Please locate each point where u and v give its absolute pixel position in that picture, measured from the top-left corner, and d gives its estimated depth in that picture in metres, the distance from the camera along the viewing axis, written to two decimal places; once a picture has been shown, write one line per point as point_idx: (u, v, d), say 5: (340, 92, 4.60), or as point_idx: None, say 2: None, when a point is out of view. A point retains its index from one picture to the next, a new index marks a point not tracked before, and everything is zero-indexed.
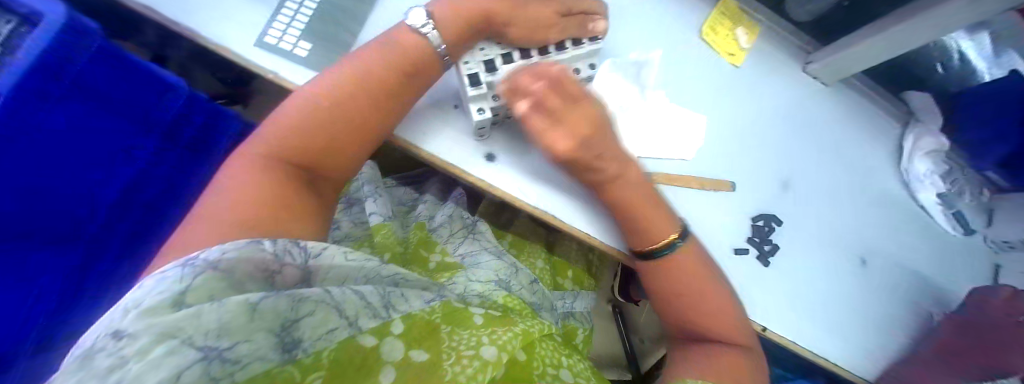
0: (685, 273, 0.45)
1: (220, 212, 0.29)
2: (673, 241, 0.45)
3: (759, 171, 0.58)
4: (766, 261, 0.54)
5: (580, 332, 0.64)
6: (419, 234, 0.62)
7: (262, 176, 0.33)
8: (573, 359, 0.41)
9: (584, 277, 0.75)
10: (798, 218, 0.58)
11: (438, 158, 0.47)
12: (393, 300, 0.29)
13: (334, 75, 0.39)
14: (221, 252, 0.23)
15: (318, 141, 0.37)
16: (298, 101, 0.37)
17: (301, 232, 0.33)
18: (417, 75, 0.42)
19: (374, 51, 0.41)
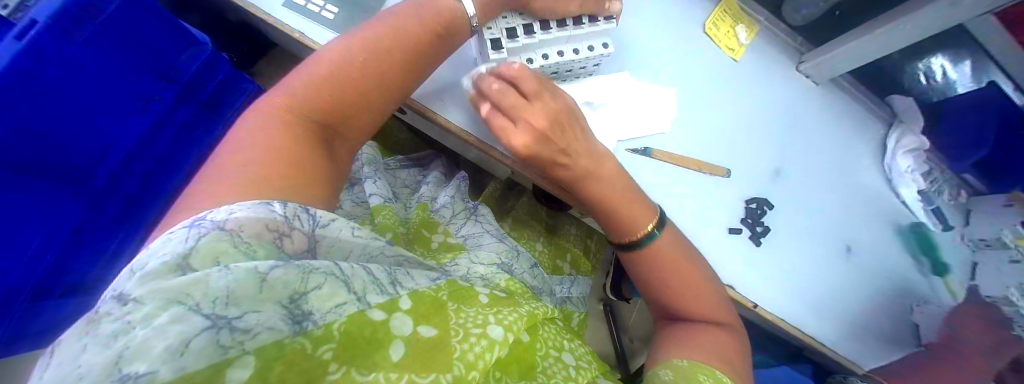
0: (668, 256, 0.47)
1: (250, 163, 0.28)
2: (652, 231, 0.46)
3: (753, 162, 0.60)
4: (757, 241, 0.56)
5: (576, 315, 0.64)
6: (420, 214, 0.60)
7: (293, 130, 0.32)
8: (575, 343, 0.41)
9: (580, 261, 0.75)
10: (789, 206, 0.59)
11: (455, 127, 0.48)
12: (400, 279, 0.29)
13: (360, 33, 0.38)
14: (229, 214, 0.22)
15: (349, 98, 0.36)
16: (330, 54, 0.36)
17: (326, 192, 0.31)
18: (447, 39, 0.42)
19: (409, 10, 0.41)
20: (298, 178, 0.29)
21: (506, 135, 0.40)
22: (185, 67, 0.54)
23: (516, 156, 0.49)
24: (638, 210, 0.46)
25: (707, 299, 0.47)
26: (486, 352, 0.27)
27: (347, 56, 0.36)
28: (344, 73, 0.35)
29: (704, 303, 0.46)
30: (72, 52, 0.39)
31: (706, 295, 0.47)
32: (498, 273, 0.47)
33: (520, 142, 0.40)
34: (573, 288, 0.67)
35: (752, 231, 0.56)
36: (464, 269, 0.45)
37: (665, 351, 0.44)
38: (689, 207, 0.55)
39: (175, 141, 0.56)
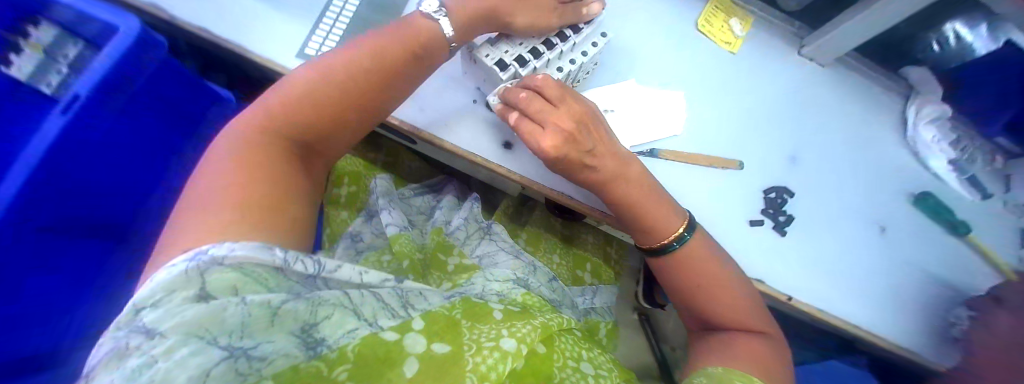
0: (701, 262, 0.45)
1: (226, 183, 0.30)
2: (679, 236, 0.45)
3: (765, 152, 0.58)
4: (782, 231, 0.54)
5: (602, 326, 0.63)
6: (436, 238, 0.62)
7: (269, 151, 0.34)
8: (594, 352, 0.40)
9: (602, 270, 0.74)
10: (811, 192, 0.57)
11: (461, 148, 0.48)
12: (411, 301, 0.30)
13: (334, 53, 0.39)
14: (231, 250, 0.22)
15: (324, 120, 0.38)
16: (307, 75, 0.37)
17: (301, 210, 0.34)
18: (426, 61, 0.43)
19: (391, 32, 0.42)
20: (275, 201, 0.31)
21: (535, 140, 0.41)
22: (212, 121, 0.59)
23: (520, 169, 0.49)
24: (664, 215, 0.45)
25: (742, 303, 0.45)
26: (499, 362, 0.27)
27: (319, 75, 0.37)
28: (316, 92, 0.37)
29: (738, 308, 0.45)
30: (113, 120, 0.41)
31: (740, 300, 0.45)
32: (514, 289, 0.48)
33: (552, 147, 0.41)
34: (595, 299, 0.66)
35: (774, 221, 0.54)
36: (479, 287, 0.46)
37: (701, 361, 0.43)
38: (704, 204, 0.54)
39: None
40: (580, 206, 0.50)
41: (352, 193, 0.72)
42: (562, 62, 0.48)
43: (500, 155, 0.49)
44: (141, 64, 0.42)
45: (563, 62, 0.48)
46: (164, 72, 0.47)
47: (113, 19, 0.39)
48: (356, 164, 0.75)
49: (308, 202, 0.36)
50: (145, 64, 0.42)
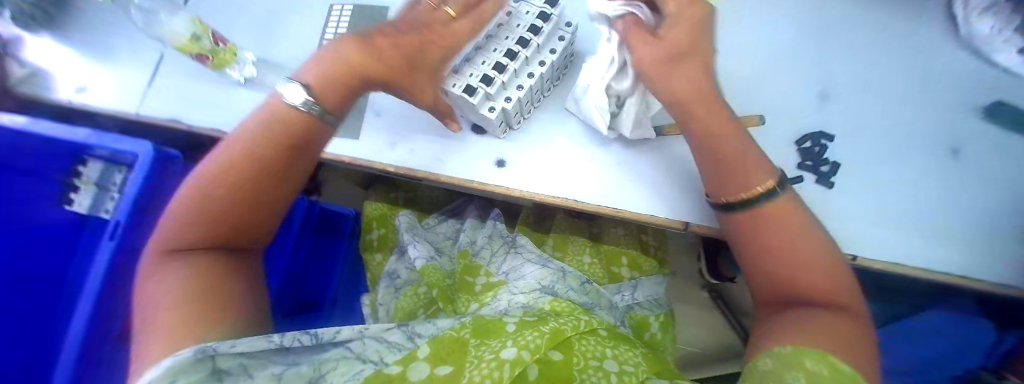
0: (792, 222, 0.36)
1: (153, 320, 0.32)
2: (773, 188, 0.36)
3: (789, 97, 0.52)
4: (829, 183, 0.48)
5: (652, 320, 0.60)
6: (463, 261, 0.64)
7: (185, 276, 0.35)
8: (622, 349, 0.38)
9: (641, 261, 0.69)
10: (852, 129, 0.51)
11: (458, 178, 0.51)
12: (417, 329, 0.35)
13: (207, 163, 0.40)
14: (232, 344, 0.25)
15: (230, 228, 0.39)
16: (195, 193, 0.38)
17: (236, 316, 0.36)
18: (307, 146, 0.42)
19: (243, 130, 0.41)
20: (198, 320, 0.33)
21: (673, 84, 0.40)
22: None
23: (521, 186, 0.50)
24: (746, 167, 0.38)
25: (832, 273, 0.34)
26: (494, 372, 0.29)
27: (200, 190, 0.39)
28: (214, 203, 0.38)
29: (829, 280, 0.34)
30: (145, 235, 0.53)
31: (829, 267, 0.35)
32: (541, 299, 0.47)
33: (682, 89, 0.40)
34: (638, 293, 0.62)
35: (816, 173, 0.49)
36: (503, 304, 0.47)
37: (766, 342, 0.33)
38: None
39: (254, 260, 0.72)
40: (586, 206, 0.49)
41: (383, 235, 0.79)
42: (529, 67, 0.48)
43: (495, 172, 0.51)
44: (163, 178, 0.52)
45: (530, 67, 0.48)
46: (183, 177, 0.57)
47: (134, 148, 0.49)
48: (384, 208, 0.81)
49: (245, 303, 0.38)
50: (168, 177, 0.53)
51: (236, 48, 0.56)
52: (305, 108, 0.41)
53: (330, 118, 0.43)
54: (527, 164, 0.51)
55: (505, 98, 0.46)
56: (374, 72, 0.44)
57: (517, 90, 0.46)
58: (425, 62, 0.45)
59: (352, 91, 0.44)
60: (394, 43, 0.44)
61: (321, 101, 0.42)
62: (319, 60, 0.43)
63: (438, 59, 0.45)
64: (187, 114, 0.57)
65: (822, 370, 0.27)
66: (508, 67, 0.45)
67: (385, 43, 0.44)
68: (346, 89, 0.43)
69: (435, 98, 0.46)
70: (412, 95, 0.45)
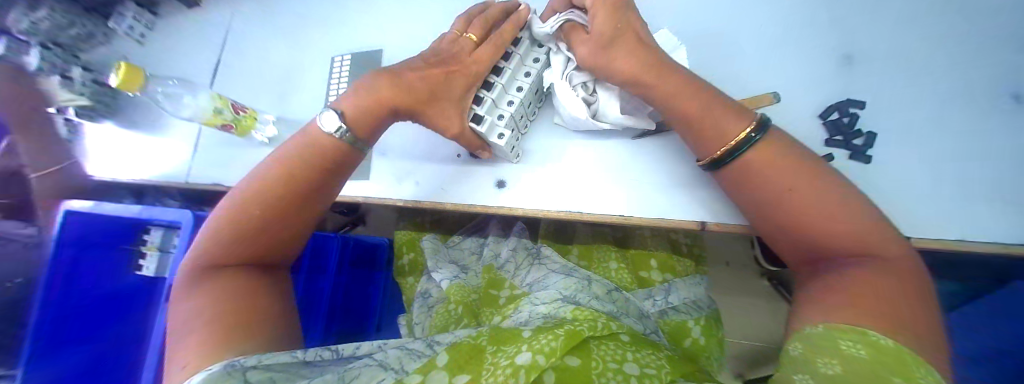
0: (780, 168, 0.35)
1: (200, 321, 0.36)
2: (745, 137, 0.37)
3: (807, 71, 0.50)
4: (866, 157, 0.45)
5: (693, 326, 0.56)
6: (488, 276, 0.64)
7: (228, 285, 0.40)
8: (644, 352, 0.37)
9: (674, 261, 0.64)
10: (882, 94, 0.47)
11: (466, 205, 0.55)
12: (436, 339, 0.37)
13: (249, 182, 0.45)
14: (259, 360, 0.30)
15: (267, 240, 0.44)
16: (235, 211, 0.44)
17: (274, 320, 0.40)
18: (338, 167, 0.47)
19: (286, 151, 0.46)
20: (243, 321, 0.37)
21: (616, 65, 0.43)
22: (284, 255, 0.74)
23: (524, 204, 0.52)
24: (721, 120, 0.39)
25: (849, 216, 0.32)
26: (509, 378, 0.28)
27: (241, 208, 0.44)
28: (253, 220, 0.43)
29: (848, 225, 0.32)
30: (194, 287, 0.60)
31: (836, 204, 0.33)
32: (563, 307, 0.46)
33: (628, 67, 0.42)
34: (672, 297, 0.59)
35: (848, 148, 0.46)
36: (525, 314, 0.46)
37: (804, 314, 0.33)
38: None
39: (304, 301, 0.78)
40: (592, 217, 0.50)
41: (413, 259, 0.81)
42: (519, 80, 0.51)
43: (497, 194, 0.54)
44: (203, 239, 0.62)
45: (520, 80, 0.51)
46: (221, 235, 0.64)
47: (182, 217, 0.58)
48: (410, 233, 0.84)
49: (280, 309, 0.42)
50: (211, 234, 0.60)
51: (253, 115, 0.68)
52: (337, 135, 0.46)
53: (364, 146, 0.49)
54: (533, 180, 0.53)
55: (499, 115, 0.49)
56: (408, 107, 0.48)
57: (509, 106, 0.49)
58: (451, 92, 0.48)
59: (383, 122, 0.49)
60: (422, 76, 0.47)
61: (353, 131, 0.47)
62: (356, 94, 0.48)
63: (464, 89, 0.48)
64: (226, 176, 0.72)
65: (860, 354, 0.26)
66: (495, 86, 0.49)
67: (416, 78, 0.47)
68: (377, 121, 0.48)
69: (461, 128, 0.48)
70: (438, 126, 0.49)
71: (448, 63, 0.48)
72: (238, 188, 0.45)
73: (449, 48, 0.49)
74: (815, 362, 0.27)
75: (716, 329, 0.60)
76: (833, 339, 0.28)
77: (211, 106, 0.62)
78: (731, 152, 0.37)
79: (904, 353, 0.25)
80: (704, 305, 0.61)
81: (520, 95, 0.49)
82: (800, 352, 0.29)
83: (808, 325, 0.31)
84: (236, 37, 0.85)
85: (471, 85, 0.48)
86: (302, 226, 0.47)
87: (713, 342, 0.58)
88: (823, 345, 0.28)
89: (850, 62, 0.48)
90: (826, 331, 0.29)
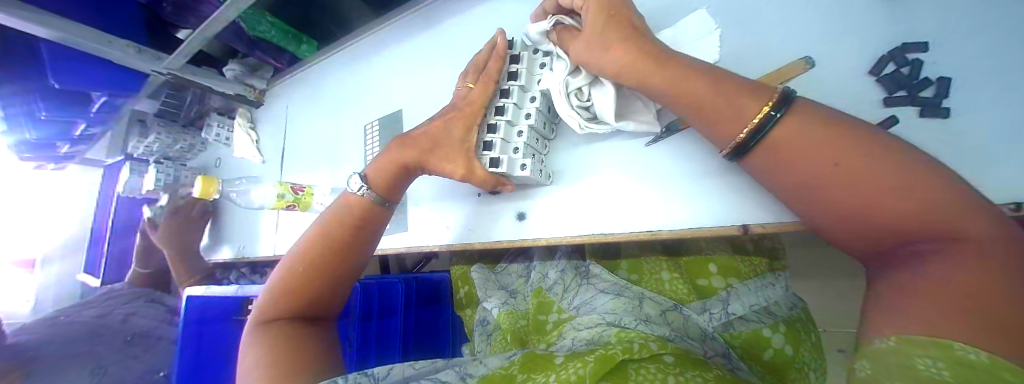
0: (813, 147, 0.29)
1: (265, 365, 0.44)
2: (767, 116, 0.32)
3: (848, 19, 0.42)
4: (943, 111, 0.36)
5: (767, 333, 0.50)
6: (537, 299, 0.64)
7: (288, 332, 0.48)
8: (688, 375, 0.35)
9: (737, 264, 0.58)
10: (952, 27, 0.37)
11: (505, 241, 0.56)
12: (469, 371, 0.39)
13: (297, 247, 0.54)
14: None
15: (319, 291, 0.52)
16: (293, 269, 0.53)
17: (327, 359, 0.47)
18: (369, 222, 0.55)
19: (328, 213, 0.55)
20: (301, 365, 0.44)
21: (609, 56, 0.41)
22: (354, 305, 0.83)
23: (545, 234, 0.54)
24: (734, 102, 0.34)
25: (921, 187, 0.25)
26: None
27: (297, 267, 0.53)
28: (307, 279, 0.52)
29: (919, 199, 0.25)
30: None
31: (899, 179, 0.26)
32: (606, 331, 0.46)
33: (620, 61, 0.40)
34: (733, 306, 0.53)
35: (916, 103, 0.37)
36: (570, 341, 0.48)
37: (877, 321, 0.27)
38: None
39: (378, 345, 0.84)
40: (616, 237, 0.49)
41: (468, 292, 0.84)
42: (524, 108, 0.52)
43: (519, 226, 0.56)
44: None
45: (524, 109, 0.52)
46: None
47: None
48: (463, 266, 0.87)
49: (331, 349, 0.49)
50: None
51: (309, 191, 0.80)
52: (362, 193, 0.54)
53: (388, 203, 0.56)
54: (548, 210, 0.54)
55: (513, 149, 0.50)
56: (416, 161, 0.53)
57: (518, 139, 0.50)
58: (450, 137, 0.51)
59: (399, 180, 0.55)
60: (424, 133, 0.52)
61: (376, 190, 0.55)
62: (379, 160, 0.55)
63: (463, 130, 0.50)
64: None
65: (943, 375, 0.21)
66: (499, 126, 0.50)
67: (419, 134, 0.53)
68: (394, 180, 0.55)
69: (468, 166, 0.50)
70: (444, 169, 0.52)
71: (440, 117, 0.52)
72: (290, 255, 0.55)
73: (454, 100, 0.53)
74: None
75: (805, 334, 0.53)
76: (908, 360, 0.23)
77: (276, 192, 0.75)
78: (753, 135, 0.32)
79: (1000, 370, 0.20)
80: (781, 309, 0.54)
81: (526, 125, 0.50)
82: (868, 374, 0.25)
83: (878, 338, 0.26)
84: (293, 121, 0.99)
85: (470, 125, 0.50)
86: (346, 279, 0.55)
87: (802, 348, 0.51)
88: (894, 365, 0.24)
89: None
90: (900, 348, 0.24)
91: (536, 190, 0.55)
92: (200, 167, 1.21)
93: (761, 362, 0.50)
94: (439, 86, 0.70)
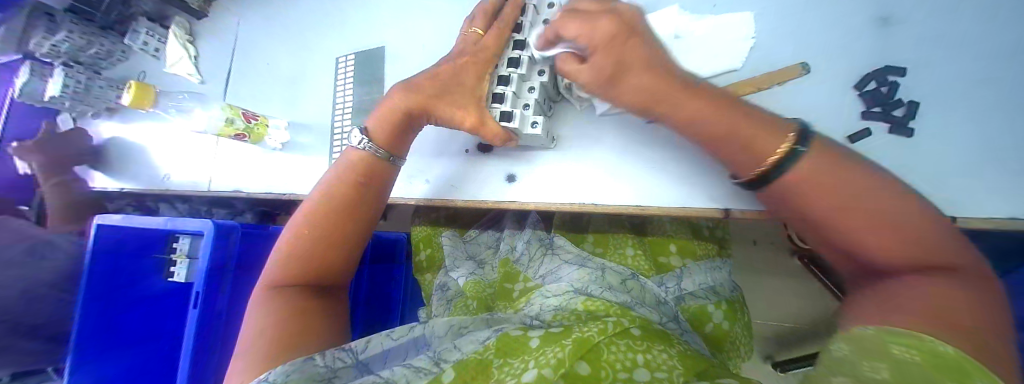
0: (831, 180, 0.29)
1: (254, 343, 0.40)
2: (789, 150, 0.31)
3: (840, 34, 0.44)
4: (907, 130, 0.40)
5: (712, 309, 0.54)
6: (504, 269, 0.64)
7: (274, 306, 0.44)
8: (657, 351, 0.36)
9: (695, 246, 0.62)
10: (924, 57, 0.41)
11: (495, 202, 0.54)
12: (443, 356, 0.37)
13: (299, 213, 0.50)
14: (280, 373, 0.34)
15: (315, 261, 0.48)
16: (288, 237, 0.49)
17: (319, 334, 0.42)
18: (371, 184, 0.51)
19: (330, 173, 0.51)
20: (293, 342, 0.40)
21: (628, 96, 0.39)
22: None
23: (533, 199, 0.53)
24: (754, 142, 0.33)
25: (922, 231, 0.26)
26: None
27: (295, 231, 0.49)
28: (306, 244, 0.48)
29: (905, 231, 0.26)
30: (222, 294, 0.64)
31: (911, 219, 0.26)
32: (573, 299, 0.48)
33: (641, 89, 0.37)
34: (685, 283, 0.57)
35: (888, 119, 0.40)
36: (537, 308, 0.49)
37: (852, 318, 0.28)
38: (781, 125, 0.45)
39: None
40: (607, 207, 0.49)
41: (430, 254, 0.81)
42: (538, 65, 0.49)
43: (506, 188, 0.54)
44: (227, 244, 0.65)
45: (538, 64, 0.49)
46: (243, 241, 0.69)
47: (200, 226, 0.63)
48: (426, 227, 0.84)
49: (324, 318, 0.44)
50: (232, 240, 0.65)
51: (262, 121, 0.73)
52: (363, 148, 0.51)
53: (394, 159, 0.52)
54: (544, 183, 0.52)
55: (524, 104, 0.48)
56: (421, 107, 0.48)
57: (530, 94, 0.48)
58: (462, 83, 0.48)
59: (403, 129, 0.51)
60: (431, 77, 0.48)
61: (378, 144, 0.51)
62: (381, 109, 0.50)
63: (476, 77, 0.48)
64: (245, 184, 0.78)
65: (916, 360, 0.21)
66: (512, 78, 0.47)
67: (425, 79, 0.48)
68: (399, 132, 0.51)
69: (479, 117, 0.47)
70: (454, 116, 0.48)
71: (450, 61, 0.49)
72: (291, 220, 0.51)
73: (461, 46, 0.49)
74: (859, 366, 0.23)
75: (740, 313, 0.59)
76: (885, 343, 0.23)
77: (224, 116, 0.69)
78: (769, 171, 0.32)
79: (966, 363, 0.20)
80: (724, 289, 0.59)
81: (539, 81, 0.48)
82: (844, 354, 0.25)
83: (857, 327, 0.26)
84: (244, 44, 0.86)
85: (483, 73, 0.48)
86: (348, 249, 0.50)
87: (738, 325, 0.57)
88: (870, 348, 0.24)
89: (894, 23, 0.42)
90: (878, 335, 0.24)
91: (535, 155, 0.54)
92: (120, 80, 1.03)
93: (703, 333, 0.54)
94: (427, 30, 0.64)
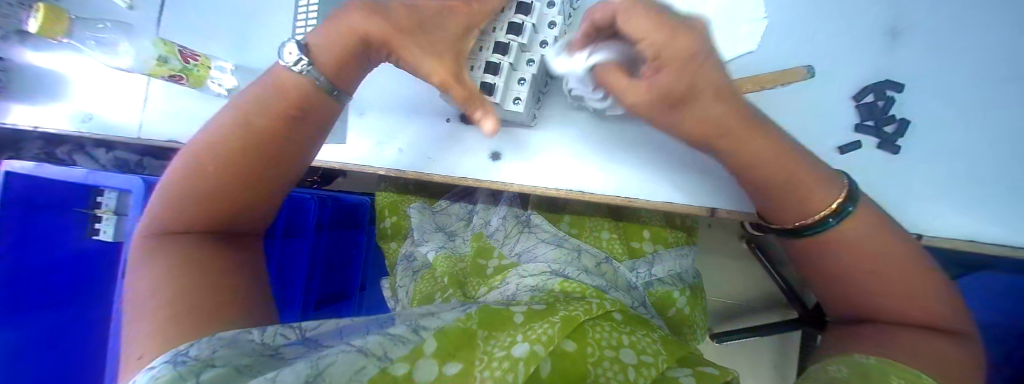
0: (870, 248, 0.34)
1: (146, 295, 0.36)
2: (841, 208, 0.34)
3: (844, 40, 0.44)
4: (894, 147, 0.42)
5: (677, 296, 0.56)
6: (477, 243, 0.61)
7: (175, 252, 0.40)
8: (637, 335, 0.36)
9: (666, 233, 0.63)
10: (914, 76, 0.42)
11: (479, 179, 0.52)
12: (422, 324, 0.33)
13: (210, 133, 0.43)
14: (208, 352, 0.28)
15: (224, 206, 0.43)
16: (190, 169, 0.43)
17: (244, 296, 0.39)
18: (303, 121, 0.45)
19: (253, 97, 0.44)
20: (212, 303, 0.36)
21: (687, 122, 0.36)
22: None
23: (518, 180, 0.51)
24: (815, 189, 0.35)
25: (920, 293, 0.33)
26: (508, 373, 0.26)
27: (202, 164, 0.42)
28: (213, 181, 0.42)
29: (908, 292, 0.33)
30: None
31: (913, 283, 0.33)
32: (551, 280, 0.47)
33: (713, 114, 0.34)
34: (656, 269, 0.58)
35: (879, 135, 0.42)
36: (513, 287, 0.47)
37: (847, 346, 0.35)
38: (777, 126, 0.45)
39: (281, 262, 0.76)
40: (593, 196, 0.49)
41: (397, 222, 0.78)
42: (541, 34, 0.47)
43: (491, 167, 0.51)
44: None
45: (541, 34, 0.47)
46: None
47: (128, 182, 0.55)
48: (393, 195, 0.79)
49: (238, 272, 0.41)
50: None
51: (206, 63, 0.63)
52: (301, 72, 0.44)
53: (337, 93, 0.46)
54: (536, 164, 0.50)
55: (518, 79, 0.46)
56: (382, 37, 0.43)
57: (528, 68, 0.46)
58: (445, 35, 0.42)
59: (353, 59, 0.45)
60: (409, 9, 0.43)
61: (322, 68, 0.44)
62: (331, 26, 0.44)
63: (468, 35, 0.43)
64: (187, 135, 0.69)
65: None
66: (512, 47, 0.44)
67: (399, 10, 0.43)
68: (346, 60, 0.44)
69: (453, 73, 0.40)
70: (420, 62, 0.42)
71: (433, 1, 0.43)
72: (201, 137, 0.44)
73: None
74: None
75: (700, 298, 0.62)
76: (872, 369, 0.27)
77: (155, 53, 0.58)
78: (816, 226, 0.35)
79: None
80: (689, 276, 0.62)
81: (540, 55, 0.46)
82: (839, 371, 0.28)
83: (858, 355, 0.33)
84: None
85: (478, 31, 0.43)
86: (271, 191, 0.46)
87: (697, 310, 0.60)
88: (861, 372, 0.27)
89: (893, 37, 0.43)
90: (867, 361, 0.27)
91: (524, 135, 0.51)
92: None
93: (667, 316, 0.56)
94: None
